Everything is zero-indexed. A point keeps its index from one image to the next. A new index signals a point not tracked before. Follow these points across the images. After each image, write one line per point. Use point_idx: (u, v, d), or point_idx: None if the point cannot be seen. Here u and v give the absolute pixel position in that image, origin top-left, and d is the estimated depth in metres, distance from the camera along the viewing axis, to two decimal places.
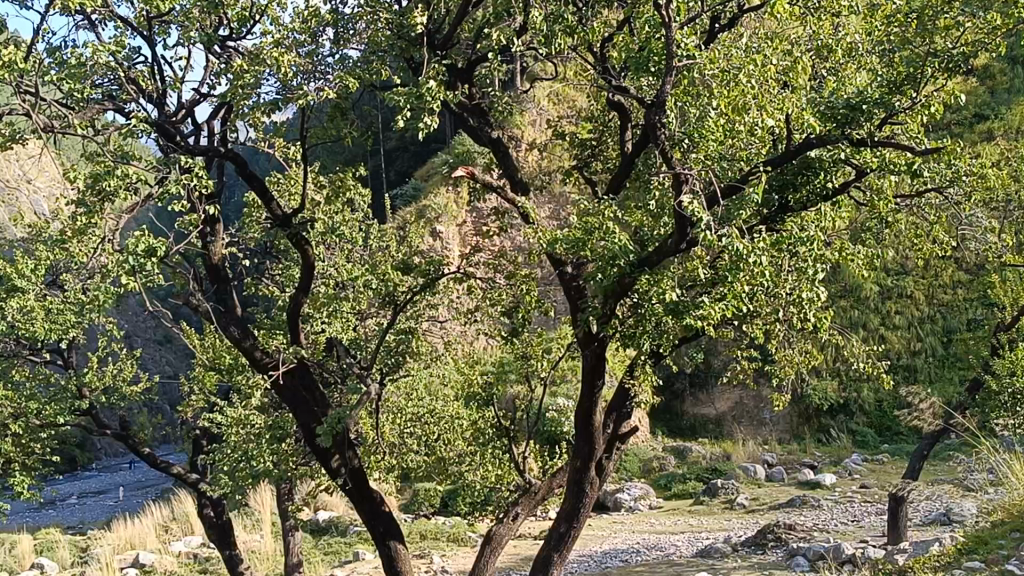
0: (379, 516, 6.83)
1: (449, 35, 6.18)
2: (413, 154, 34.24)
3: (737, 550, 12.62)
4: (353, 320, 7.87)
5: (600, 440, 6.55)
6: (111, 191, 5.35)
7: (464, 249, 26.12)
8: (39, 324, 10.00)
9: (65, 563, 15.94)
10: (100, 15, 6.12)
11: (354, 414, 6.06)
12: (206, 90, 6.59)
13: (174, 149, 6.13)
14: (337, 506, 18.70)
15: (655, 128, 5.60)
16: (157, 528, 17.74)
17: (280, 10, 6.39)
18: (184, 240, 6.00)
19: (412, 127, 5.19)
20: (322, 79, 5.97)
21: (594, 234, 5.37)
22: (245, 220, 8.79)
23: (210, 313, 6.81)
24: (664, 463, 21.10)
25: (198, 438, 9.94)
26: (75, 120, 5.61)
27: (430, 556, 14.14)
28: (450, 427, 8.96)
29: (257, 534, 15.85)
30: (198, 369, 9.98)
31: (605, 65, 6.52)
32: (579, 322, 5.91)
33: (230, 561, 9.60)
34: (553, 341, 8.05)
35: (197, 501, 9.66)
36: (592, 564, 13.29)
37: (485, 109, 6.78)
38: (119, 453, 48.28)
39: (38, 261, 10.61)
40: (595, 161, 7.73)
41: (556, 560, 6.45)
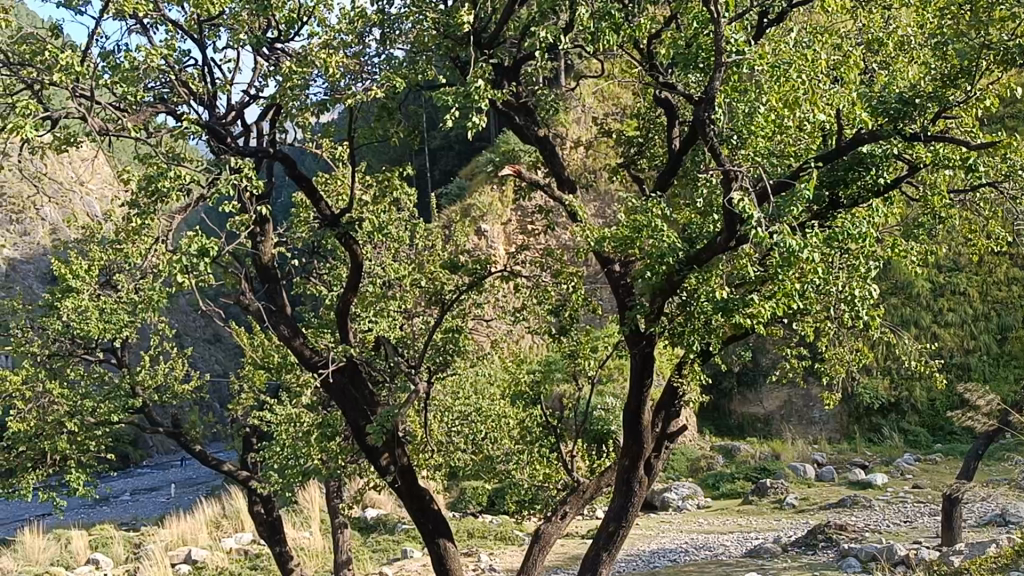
0: (428, 515, 6.83)
1: (496, 34, 6.18)
2: (458, 153, 34.43)
3: (787, 550, 12.51)
4: (400, 319, 7.89)
5: (649, 439, 6.51)
6: (163, 192, 5.41)
7: (509, 248, 26.17)
8: (94, 323, 10.19)
9: (120, 559, 16.21)
10: (152, 19, 6.19)
11: (403, 412, 6.07)
12: (255, 92, 6.64)
13: (224, 149, 6.18)
14: (385, 503, 18.85)
15: (703, 124, 5.54)
16: (209, 524, 18.00)
17: (327, 11, 6.44)
18: (236, 241, 6.05)
19: (461, 126, 5.19)
20: (370, 79, 6.00)
21: (642, 232, 5.33)
22: (293, 220, 8.88)
23: (260, 312, 6.83)
24: (711, 462, 20.96)
25: (248, 436, 10.09)
26: (129, 122, 5.69)
27: (478, 554, 14.20)
28: (497, 425, 8.93)
29: (307, 531, 16.04)
30: (248, 368, 10.11)
31: (653, 62, 6.52)
32: (627, 321, 5.87)
33: (280, 558, 9.70)
34: (601, 341, 8.03)
35: (248, 498, 9.74)
36: (639, 563, 13.22)
37: (532, 108, 6.76)
38: (170, 449, 49.07)
39: (92, 261, 10.79)
40: (642, 159, 7.68)
41: (604, 560, 6.40)
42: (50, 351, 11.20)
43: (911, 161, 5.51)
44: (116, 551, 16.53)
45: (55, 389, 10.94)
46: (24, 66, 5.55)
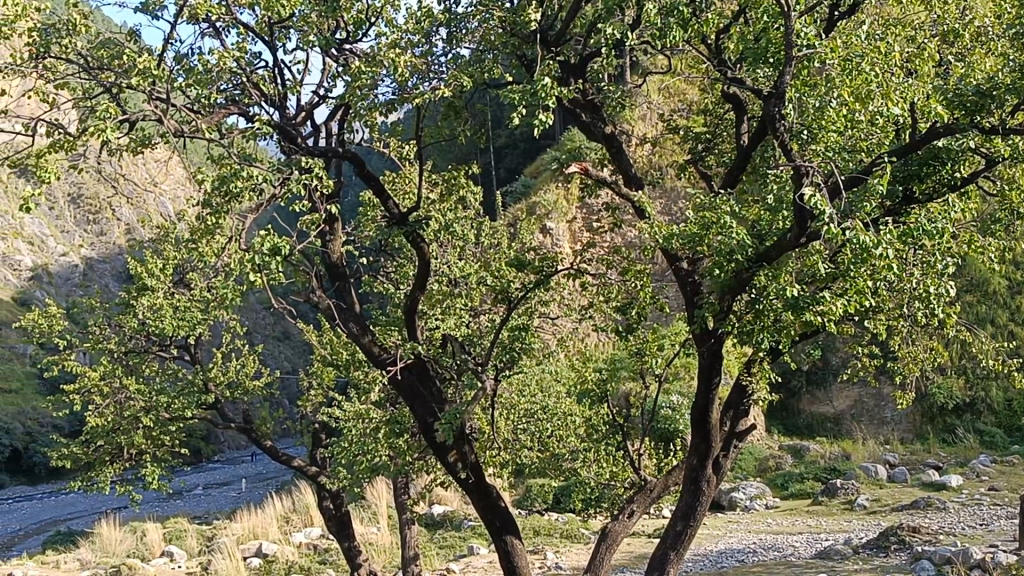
0: (496, 512, 6.84)
1: (562, 31, 6.17)
2: (523, 152, 34.57)
3: (858, 552, 12.30)
4: (467, 317, 7.92)
5: (717, 437, 6.44)
6: (237, 192, 5.49)
7: (574, 245, 26.15)
8: (169, 321, 10.42)
9: (193, 551, 16.56)
10: (224, 23, 6.27)
11: (471, 409, 6.08)
12: (324, 92, 6.70)
13: (295, 149, 6.27)
14: (451, 500, 18.96)
15: (773, 119, 5.49)
16: (279, 519, 18.28)
17: (395, 11, 6.49)
18: (306, 240, 6.12)
19: (528, 124, 5.17)
20: (438, 78, 6.04)
21: (710, 230, 5.26)
22: (361, 219, 8.96)
23: (330, 309, 6.91)
24: (780, 462, 20.71)
25: (318, 432, 10.24)
26: (203, 124, 5.79)
27: (544, 552, 14.21)
28: (563, 423, 8.96)
29: (375, 526, 16.21)
30: (317, 364, 10.25)
31: (722, 58, 6.47)
32: (695, 319, 5.81)
33: (348, 553, 9.81)
34: (668, 338, 7.97)
35: (317, 493, 9.82)
36: (706, 563, 13.12)
37: (599, 105, 6.72)
38: (241, 445, 50.09)
39: (166, 260, 11.05)
40: (710, 155, 7.61)
41: (672, 558, 6.34)
42: (126, 348, 11.48)
43: (988, 156, 5.38)
44: (189, 543, 16.91)
45: (131, 385, 11.22)
46: (102, 71, 5.67)
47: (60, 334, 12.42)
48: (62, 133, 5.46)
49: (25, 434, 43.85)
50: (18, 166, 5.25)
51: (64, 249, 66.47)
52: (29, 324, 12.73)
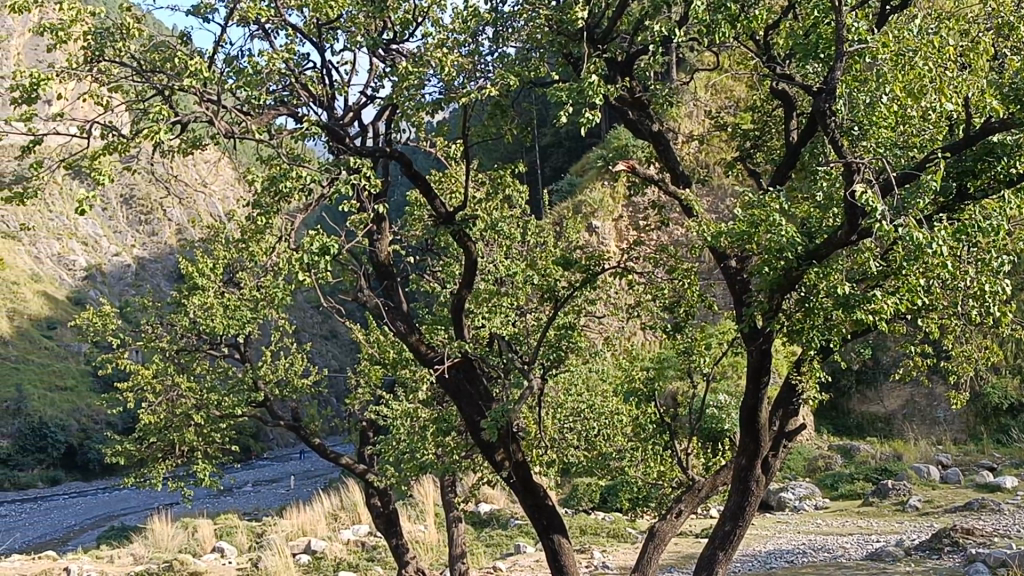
0: (543, 511, 6.79)
1: (609, 29, 6.14)
2: (567, 151, 34.58)
3: (910, 554, 12.13)
4: (514, 315, 7.92)
5: (767, 437, 6.37)
6: (287, 192, 5.53)
7: (620, 244, 26.12)
8: (219, 320, 10.55)
9: (243, 547, 16.75)
10: (273, 25, 6.33)
11: (518, 407, 6.06)
12: (372, 93, 6.73)
13: (343, 150, 6.31)
14: (498, 498, 19.01)
15: (823, 115, 5.45)
16: (327, 516, 18.46)
17: (442, 11, 6.51)
18: (354, 239, 6.16)
19: (574, 123, 5.15)
20: (484, 77, 6.05)
21: (759, 227, 5.20)
22: (408, 218, 9.01)
23: (378, 308, 6.94)
24: (830, 462, 20.49)
25: (365, 430, 10.32)
26: (253, 125, 5.85)
27: (591, 551, 14.20)
28: (610, 421, 8.94)
29: (422, 524, 16.31)
30: (365, 363, 10.33)
31: (771, 54, 6.42)
32: (744, 317, 5.75)
33: (396, 550, 9.87)
34: (716, 337, 7.91)
35: (365, 491, 9.87)
36: (755, 564, 13.02)
37: (646, 103, 6.68)
38: (289, 442, 50.67)
39: (216, 259, 11.19)
40: (758, 152, 7.55)
41: (721, 558, 6.27)
42: (178, 347, 11.64)
43: None
44: (240, 540, 17.12)
45: (183, 383, 11.40)
46: (154, 74, 5.75)
47: (113, 332, 12.65)
48: (115, 136, 5.54)
49: (79, 430, 44.72)
50: (73, 168, 5.33)
51: (116, 249, 67.65)
52: (84, 323, 12.97)
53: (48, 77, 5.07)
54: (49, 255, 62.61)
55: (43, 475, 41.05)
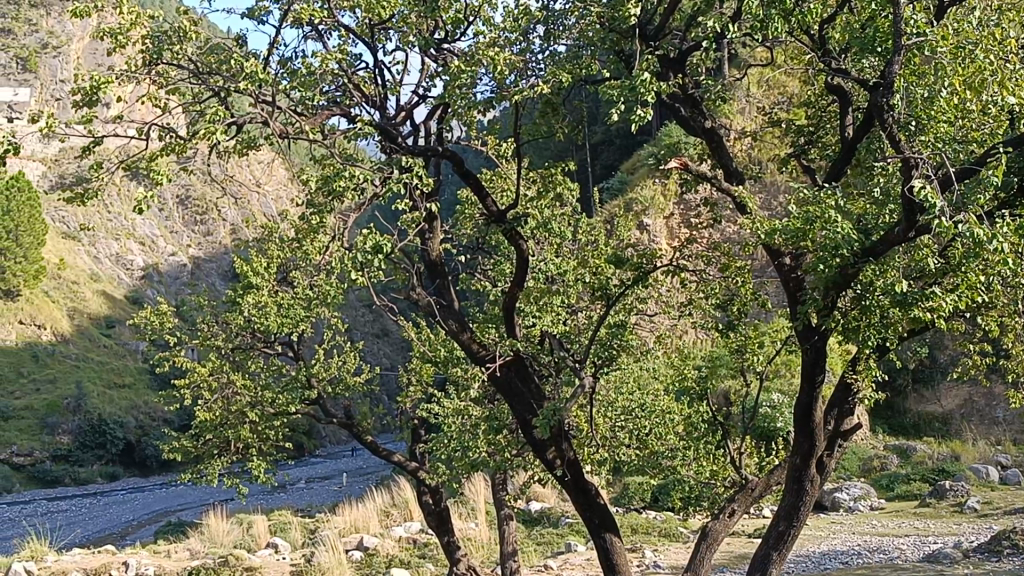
0: (595, 509, 6.74)
1: (661, 26, 6.10)
2: (618, 148, 34.52)
3: (968, 556, 11.91)
4: (564, 314, 7.91)
5: (822, 437, 6.26)
6: (341, 192, 5.57)
7: (671, 242, 26.02)
8: (273, 319, 10.68)
9: (297, 543, 16.95)
10: (326, 26, 6.37)
11: (569, 405, 6.01)
12: (423, 92, 6.74)
13: (395, 149, 6.33)
14: (549, 497, 19.03)
15: (880, 110, 5.39)
16: (380, 512, 18.62)
17: (493, 10, 6.52)
18: (406, 238, 6.18)
19: (626, 120, 5.11)
20: (535, 76, 6.06)
21: (814, 224, 5.12)
22: (459, 216, 9.03)
23: (431, 307, 6.96)
24: (885, 462, 20.22)
25: (417, 427, 10.38)
26: (307, 125, 5.88)
27: (643, 550, 14.15)
28: (661, 419, 8.92)
29: (474, 522, 16.38)
30: (417, 361, 10.40)
31: (826, 48, 6.34)
32: (799, 316, 5.68)
33: (448, 547, 9.90)
34: (769, 335, 7.83)
35: (417, 488, 9.90)
36: (809, 565, 12.87)
37: (699, 99, 6.62)
38: (341, 439, 51.17)
39: (270, 258, 11.33)
40: (812, 148, 7.45)
41: (775, 558, 6.20)
42: (234, 344, 11.82)
43: None
44: (294, 536, 17.32)
45: (238, 381, 11.56)
46: (211, 75, 5.81)
47: (170, 330, 12.87)
48: (172, 137, 5.64)
49: (137, 427, 45.59)
50: (132, 169, 5.43)
51: (172, 249, 68.86)
52: (142, 321, 13.22)
53: (108, 79, 5.16)
54: (108, 255, 63.87)
55: (102, 471, 41.90)
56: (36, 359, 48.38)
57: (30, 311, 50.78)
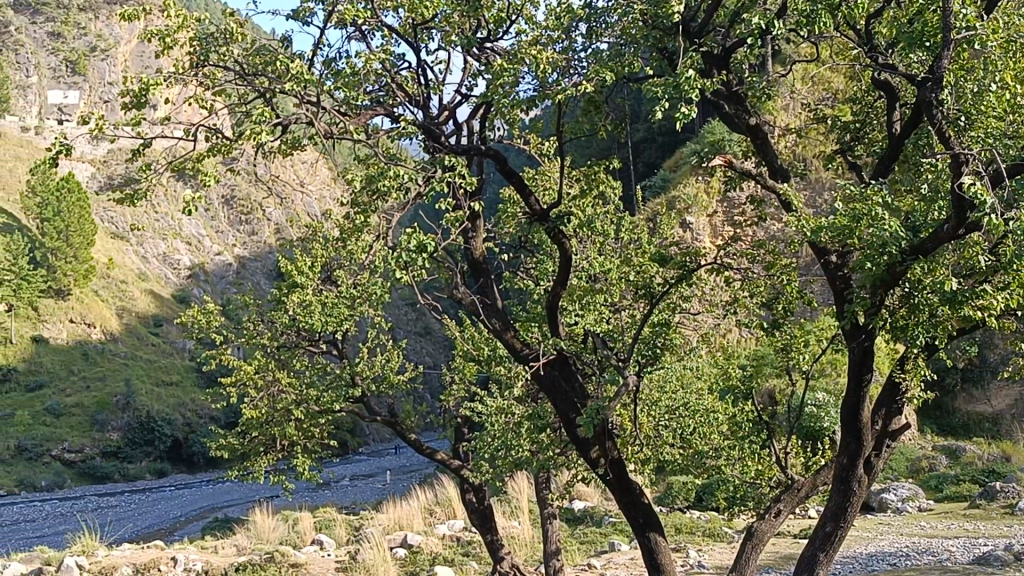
0: (639, 508, 6.69)
1: (705, 22, 6.06)
2: (660, 146, 34.42)
3: (1019, 559, 11.71)
4: (607, 313, 7.87)
5: (870, 437, 6.16)
6: (385, 191, 5.59)
7: (715, 240, 25.90)
8: (317, 317, 10.77)
9: (342, 540, 17.08)
10: (369, 26, 6.40)
11: (613, 405, 5.96)
12: (466, 91, 6.75)
13: (438, 148, 6.35)
14: (592, 496, 19.01)
15: (929, 105, 5.28)
16: (423, 510, 18.71)
17: (535, 8, 6.53)
18: (450, 237, 6.20)
19: (671, 118, 5.09)
20: (578, 73, 6.06)
21: (861, 221, 5.04)
22: (501, 215, 9.04)
23: (475, 306, 6.96)
24: (933, 462, 19.96)
25: (460, 426, 10.40)
26: (351, 125, 5.91)
27: (687, 550, 14.07)
28: (705, 419, 8.88)
29: (517, 520, 16.41)
30: (460, 359, 10.44)
31: (873, 42, 6.27)
32: (846, 314, 5.61)
33: (491, 546, 9.90)
34: (815, 334, 7.74)
35: (460, 486, 9.93)
36: (856, 566, 12.72)
37: (743, 96, 6.56)
38: (385, 437, 51.50)
39: (314, 258, 11.44)
40: (859, 145, 7.35)
41: (822, 559, 6.12)
42: (279, 343, 11.95)
43: None
44: (338, 533, 17.47)
45: (283, 378, 11.68)
46: (257, 76, 5.86)
47: (216, 329, 13.03)
48: (218, 138, 5.68)
49: (185, 425, 46.28)
50: (180, 169, 5.49)
51: (218, 249, 69.72)
52: (189, 320, 13.39)
53: (156, 80, 5.24)
54: (155, 255, 64.87)
55: (151, 467, 42.58)
56: (86, 357, 49.28)
57: (80, 310, 51.73)
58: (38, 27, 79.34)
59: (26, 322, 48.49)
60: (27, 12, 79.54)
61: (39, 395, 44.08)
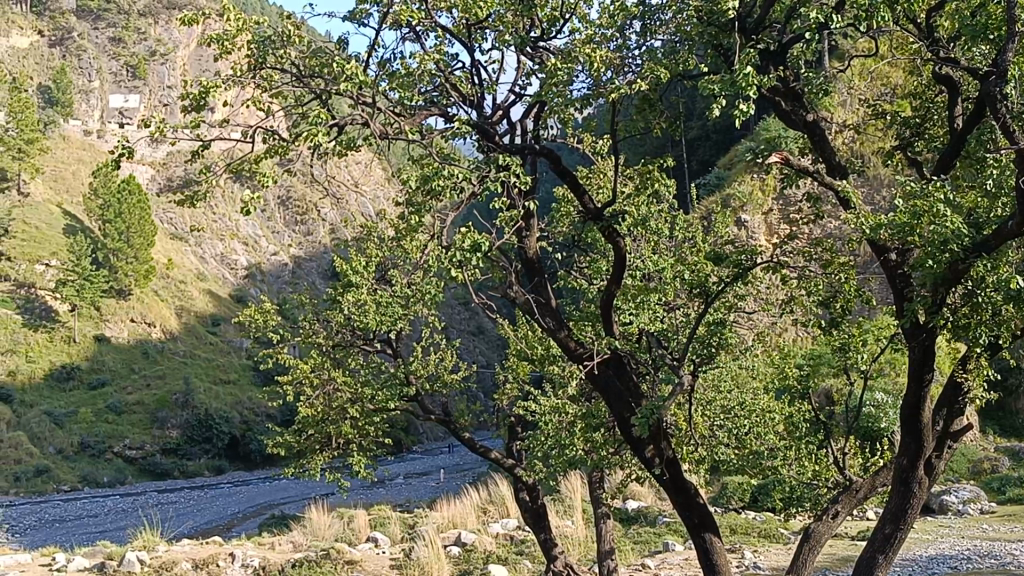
0: (694, 508, 6.61)
1: (762, 18, 6.00)
2: (714, 143, 34.19)
3: None
4: (661, 312, 7.83)
5: (930, 437, 6.02)
6: (439, 191, 5.60)
7: (770, 238, 25.67)
8: (372, 316, 10.84)
9: (396, 538, 17.19)
10: (423, 26, 6.43)
11: (668, 404, 5.88)
12: (519, 91, 6.74)
13: (493, 148, 6.36)
14: (646, 496, 18.93)
15: (993, 99, 5.17)
16: (477, 509, 18.78)
17: (589, 6, 6.50)
18: (503, 236, 6.20)
19: (728, 115, 5.03)
20: (631, 72, 6.05)
21: (922, 219, 4.96)
22: (554, 214, 9.02)
23: (529, 306, 6.94)
24: (996, 464, 19.58)
25: (513, 425, 10.41)
26: (406, 126, 5.93)
27: (742, 551, 13.94)
28: (761, 419, 8.81)
29: (570, 519, 16.39)
30: (514, 358, 10.45)
31: (935, 36, 6.16)
32: (907, 313, 5.51)
33: (544, 545, 9.85)
34: (874, 333, 7.61)
35: (513, 485, 9.92)
36: (917, 569, 12.52)
37: (800, 93, 6.46)
38: (439, 436, 51.75)
39: (369, 258, 11.53)
40: (919, 141, 7.20)
41: (881, 562, 5.98)
42: (334, 342, 12.08)
43: None
44: (393, 530, 17.60)
45: (339, 377, 11.80)
46: (313, 78, 5.90)
47: (273, 328, 13.18)
48: (275, 139, 5.74)
49: (242, 423, 46.95)
50: (237, 172, 5.55)
51: (274, 249, 70.61)
52: (247, 319, 13.59)
53: (215, 84, 5.32)
54: (213, 255, 65.95)
55: (209, 464, 43.29)
56: (147, 356, 50.24)
57: (140, 309, 52.75)
58: (100, 32, 81.10)
59: (89, 320, 49.57)
60: (89, 18, 81.40)
61: (102, 393, 45.03)
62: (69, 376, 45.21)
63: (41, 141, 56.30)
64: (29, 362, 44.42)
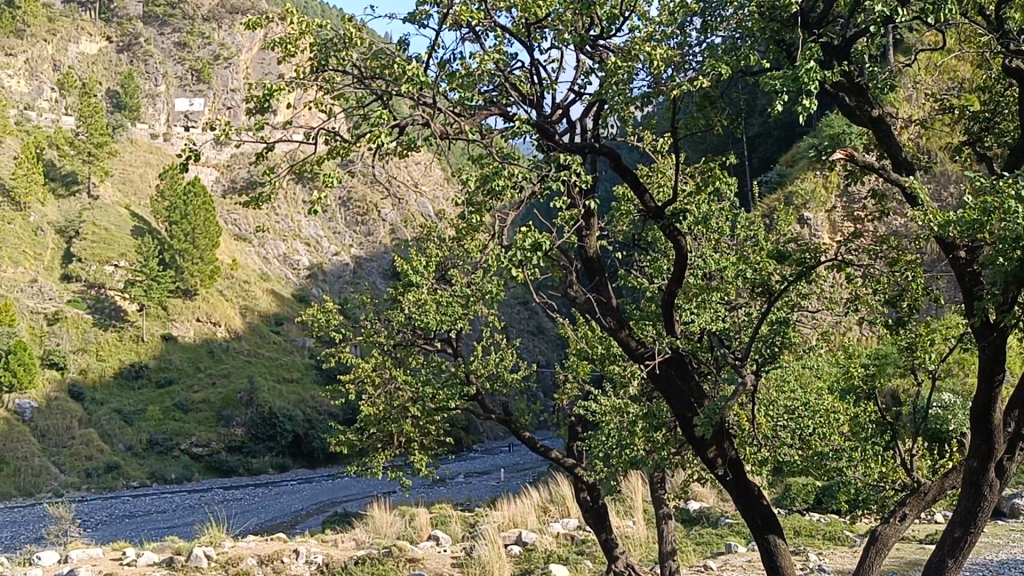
0: (758, 510, 6.52)
1: (824, 13, 5.90)
2: (776, 140, 33.80)
3: None
4: (724, 311, 7.77)
5: (1002, 439, 5.87)
6: (500, 190, 5.61)
7: (834, 236, 25.32)
8: (432, 315, 10.90)
9: (457, 537, 17.27)
10: (483, 27, 6.45)
11: (731, 403, 5.80)
12: (579, 89, 6.72)
13: (553, 147, 6.36)
14: (707, 497, 18.77)
15: None
16: (538, 508, 18.79)
17: (648, 4, 6.48)
18: (564, 235, 6.19)
19: (791, 110, 4.95)
20: (692, 68, 5.99)
21: (993, 215, 4.84)
22: (614, 212, 8.99)
23: (590, 305, 6.91)
24: None
25: (574, 424, 10.39)
26: (466, 125, 5.96)
27: (806, 553, 13.77)
28: (825, 418, 8.69)
29: (632, 519, 16.33)
30: (573, 357, 10.44)
31: (1004, 29, 6.04)
32: (977, 311, 5.38)
33: (606, 545, 9.80)
34: (942, 332, 7.48)
35: (574, 485, 9.89)
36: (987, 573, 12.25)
37: (865, 87, 6.34)
38: (499, 434, 51.92)
39: (430, 258, 11.71)
40: (989, 135, 7.10)
41: (950, 565, 5.84)
42: (395, 341, 12.16)
43: None
44: (454, 529, 17.69)
45: (400, 376, 11.87)
46: (373, 79, 5.95)
47: (334, 328, 13.30)
48: (337, 141, 5.80)
49: (306, 420, 47.54)
50: (300, 173, 5.60)
51: (335, 249, 71.38)
52: (309, 320, 13.72)
53: (279, 86, 5.41)
54: (276, 256, 66.94)
55: (273, 462, 43.92)
56: (212, 355, 51.11)
57: (206, 309, 53.66)
58: (166, 37, 82.65)
59: (157, 321, 50.53)
60: (156, 24, 83.11)
61: (169, 392, 45.87)
62: (138, 375, 46.14)
63: (110, 145, 57.50)
64: (100, 361, 45.41)
